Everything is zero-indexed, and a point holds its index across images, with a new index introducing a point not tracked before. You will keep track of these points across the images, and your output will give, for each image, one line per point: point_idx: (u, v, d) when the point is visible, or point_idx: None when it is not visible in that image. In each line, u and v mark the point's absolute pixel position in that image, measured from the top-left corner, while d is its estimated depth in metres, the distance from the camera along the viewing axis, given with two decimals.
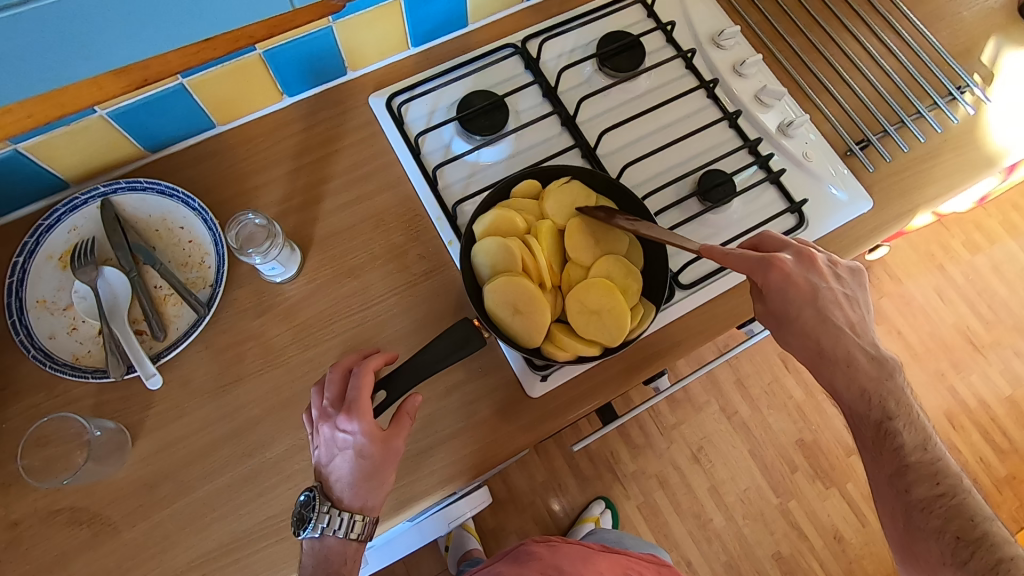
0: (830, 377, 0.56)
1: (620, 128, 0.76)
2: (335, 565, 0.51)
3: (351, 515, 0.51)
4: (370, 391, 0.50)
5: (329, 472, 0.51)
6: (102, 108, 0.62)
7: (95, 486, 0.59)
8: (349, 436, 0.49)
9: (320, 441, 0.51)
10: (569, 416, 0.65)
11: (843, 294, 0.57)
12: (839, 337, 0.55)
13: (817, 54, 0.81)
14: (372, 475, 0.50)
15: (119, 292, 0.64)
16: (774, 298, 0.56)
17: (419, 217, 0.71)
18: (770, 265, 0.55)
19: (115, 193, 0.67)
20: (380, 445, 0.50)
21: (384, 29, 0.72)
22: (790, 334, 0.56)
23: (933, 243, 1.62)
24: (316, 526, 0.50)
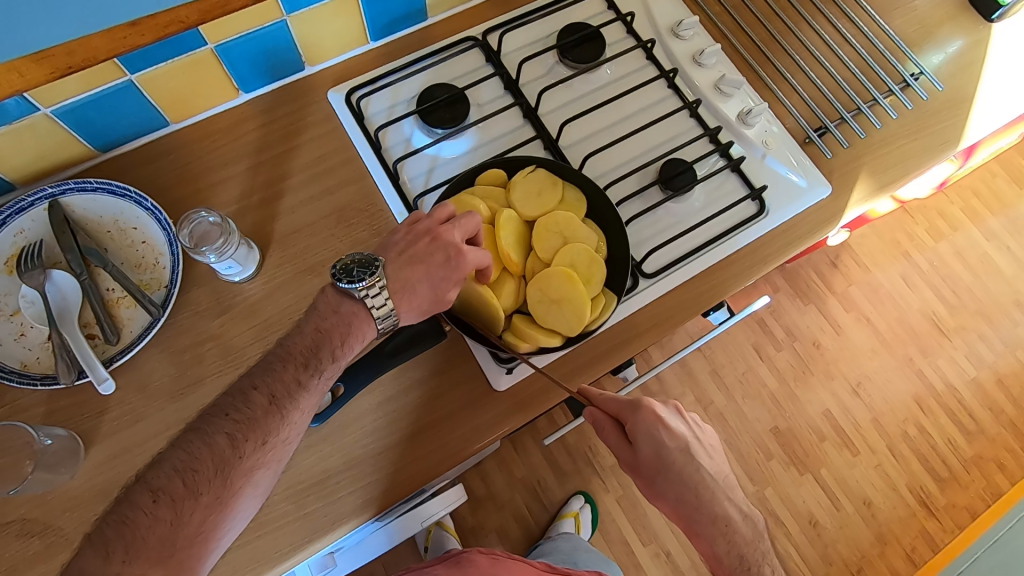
0: (671, 483, 0.63)
1: (581, 120, 0.76)
2: (350, 337, 0.53)
3: (393, 310, 0.55)
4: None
5: (406, 262, 0.55)
6: (29, 95, 0.57)
7: (47, 496, 0.57)
8: (455, 259, 0.55)
9: (420, 245, 0.56)
10: (539, 410, 0.65)
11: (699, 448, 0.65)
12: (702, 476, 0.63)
13: (774, 43, 0.82)
14: (428, 298, 0.56)
15: (69, 295, 0.61)
16: (646, 441, 0.62)
17: (381, 212, 0.70)
18: (642, 409, 0.62)
19: (64, 194, 0.64)
20: (456, 282, 0.56)
21: (340, 23, 0.71)
22: (667, 484, 0.63)
23: (898, 231, 1.66)
24: (364, 289, 0.53)
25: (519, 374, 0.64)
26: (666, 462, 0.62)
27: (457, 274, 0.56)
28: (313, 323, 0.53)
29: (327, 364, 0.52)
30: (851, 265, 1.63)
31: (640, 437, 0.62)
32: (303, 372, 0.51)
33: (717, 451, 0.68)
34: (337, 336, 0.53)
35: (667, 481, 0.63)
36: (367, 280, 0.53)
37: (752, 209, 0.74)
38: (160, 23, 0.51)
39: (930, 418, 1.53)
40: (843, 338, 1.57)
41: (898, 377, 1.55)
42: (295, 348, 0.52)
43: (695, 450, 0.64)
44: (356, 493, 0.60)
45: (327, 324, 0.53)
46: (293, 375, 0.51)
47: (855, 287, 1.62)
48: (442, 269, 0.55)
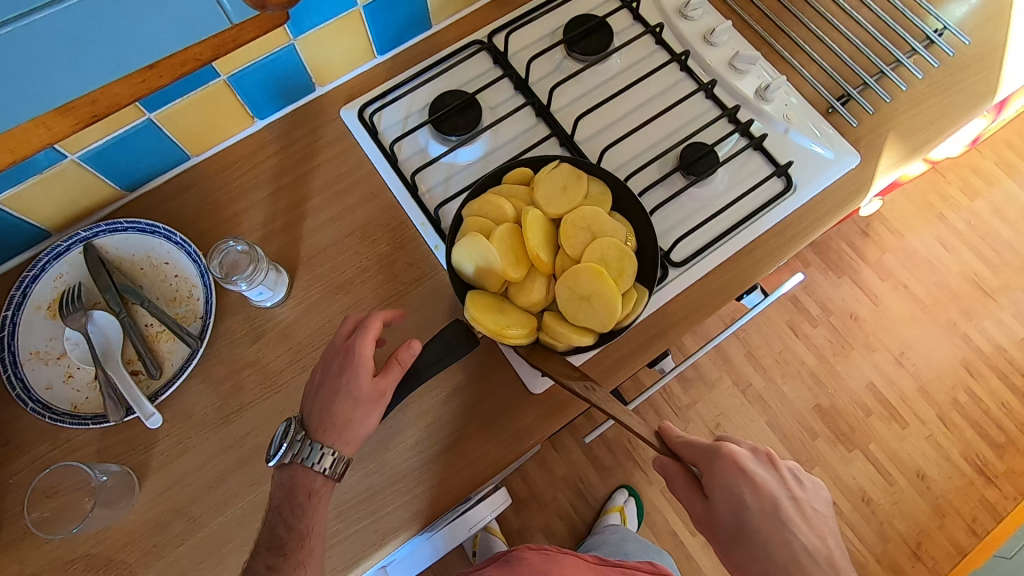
0: (750, 554, 0.54)
1: (595, 113, 0.75)
2: (299, 497, 0.54)
3: (322, 449, 0.55)
4: (375, 331, 0.57)
5: (313, 400, 0.57)
6: (60, 146, 0.60)
7: (106, 532, 0.59)
8: (343, 363, 0.56)
9: (321, 367, 0.58)
10: (573, 413, 0.64)
11: (798, 510, 0.56)
12: (793, 547, 0.53)
13: (787, 14, 0.80)
14: (350, 408, 0.55)
15: (110, 334, 0.63)
16: (722, 493, 0.56)
17: (403, 225, 0.71)
18: (717, 454, 0.57)
19: (96, 236, 0.66)
20: (366, 378, 0.55)
21: (347, 40, 0.72)
22: (748, 554, 0.54)
23: (929, 192, 1.60)
24: (287, 454, 0.55)
25: None
26: (748, 527, 0.54)
27: (352, 371, 0.55)
28: (270, 504, 0.55)
29: (287, 538, 0.53)
30: (884, 232, 1.58)
31: (712, 484, 0.56)
32: (270, 556, 0.53)
33: (828, 520, 0.58)
34: (286, 504, 0.54)
35: (747, 550, 0.54)
36: (284, 445, 0.55)
37: (778, 186, 0.72)
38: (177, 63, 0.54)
39: (980, 383, 1.47)
40: (881, 308, 1.53)
41: (943, 343, 1.50)
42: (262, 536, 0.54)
43: (792, 512, 0.55)
44: (402, 508, 0.60)
45: (277, 500, 0.55)
46: (264, 561, 0.53)
47: (889, 254, 1.57)
48: (340, 378, 0.55)
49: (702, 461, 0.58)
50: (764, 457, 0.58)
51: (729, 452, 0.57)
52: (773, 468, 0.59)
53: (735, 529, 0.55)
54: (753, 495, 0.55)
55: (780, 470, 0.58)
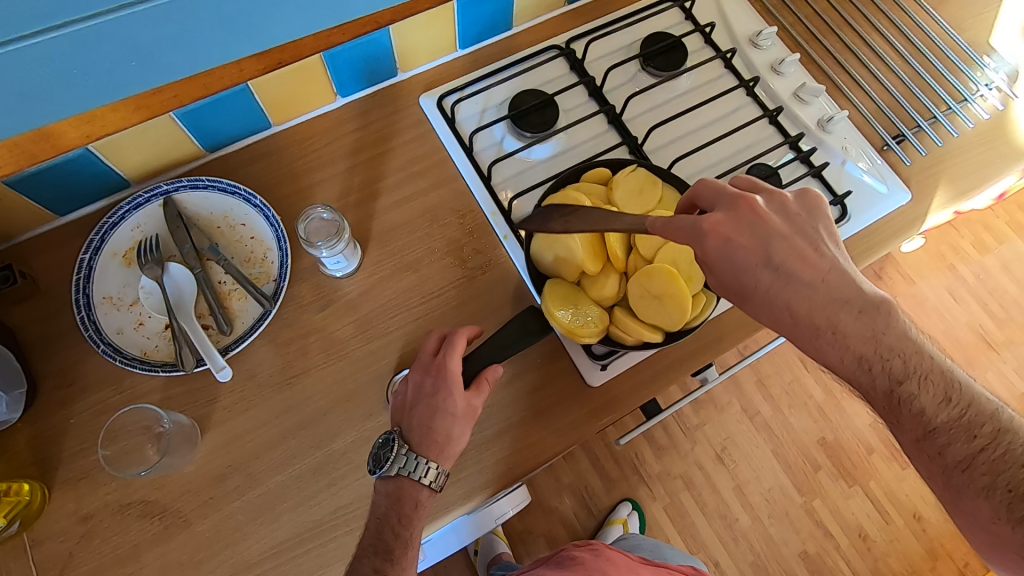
0: (820, 351, 0.52)
1: (664, 126, 0.78)
2: (406, 507, 0.55)
3: (426, 462, 0.55)
4: (462, 349, 0.58)
5: (409, 415, 0.57)
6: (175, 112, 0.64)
7: (166, 480, 0.60)
8: (436, 381, 0.57)
9: (413, 384, 0.58)
10: (629, 407, 0.66)
11: (798, 236, 0.53)
12: (814, 301, 0.51)
13: (850, 55, 0.84)
14: (448, 424, 0.56)
15: (185, 288, 0.64)
16: (724, 265, 0.53)
17: (473, 212, 0.73)
18: (734, 209, 0.53)
19: (177, 191, 0.67)
20: (462, 397, 0.57)
21: (435, 31, 0.74)
22: (755, 302, 0.53)
23: (943, 244, 1.66)
24: (392, 465, 0.55)
25: (613, 370, 0.65)
26: (755, 284, 0.53)
27: (448, 391, 0.56)
28: (372, 514, 0.56)
29: (394, 544, 0.54)
30: (896, 278, 1.64)
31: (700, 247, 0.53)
32: (376, 560, 0.53)
33: (824, 233, 0.53)
34: (393, 513, 0.55)
35: (755, 305, 0.53)
36: (389, 459, 0.56)
37: (834, 214, 0.75)
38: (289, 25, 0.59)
39: None
40: None
41: None
42: (365, 541, 0.54)
43: (786, 257, 0.52)
44: (457, 484, 0.62)
45: (382, 508, 0.55)
46: (370, 565, 0.53)
47: (900, 299, 1.63)
48: (436, 397, 0.57)
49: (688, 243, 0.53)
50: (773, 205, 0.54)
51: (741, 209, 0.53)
52: (750, 211, 0.53)
53: (745, 295, 0.54)
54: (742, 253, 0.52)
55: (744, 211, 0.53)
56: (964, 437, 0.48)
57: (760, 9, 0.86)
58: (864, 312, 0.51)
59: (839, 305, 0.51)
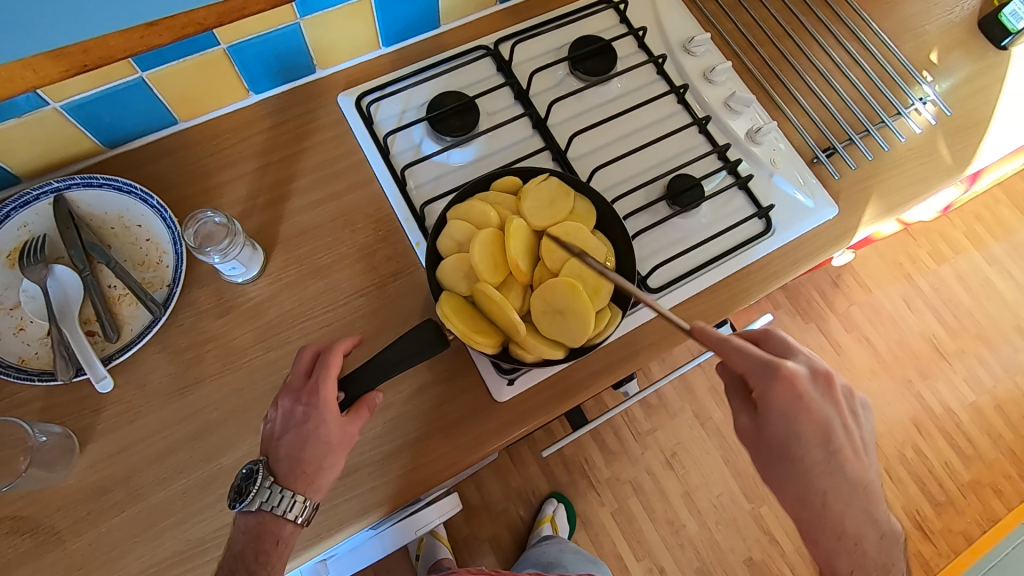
0: (832, 554, 0.56)
1: (590, 132, 0.76)
2: (265, 544, 0.53)
3: (291, 496, 0.54)
4: (337, 372, 0.55)
5: (279, 443, 0.55)
6: (43, 91, 0.57)
7: (41, 494, 0.56)
8: (308, 408, 0.54)
9: (282, 410, 0.56)
10: (579, 398, 0.65)
11: (858, 439, 0.57)
12: (846, 498, 0.55)
13: (787, 64, 0.82)
14: (320, 453, 0.54)
15: (71, 291, 0.61)
16: (783, 421, 0.54)
17: (388, 217, 0.70)
18: (777, 376, 0.53)
19: (69, 189, 0.64)
20: (336, 424, 0.55)
21: (354, 27, 0.71)
22: (785, 471, 0.55)
23: (900, 253, 1.67)
24: (253, 501, 0.53)
25: (521, 385, 0.64)
26: (791, 450, 0.55)
27: (320, 419, 0.54)
28: (230, 549, 0.54)
29: None
30: (854, 286, 1.64)
31: (767, 403, 0.54)
32: None
33: (869, 441, 0.58)
34: (250, 551, 0.53)
35: (786, 470, 0.55)
36: (250, 493, 0.53)
37: (758, 227, 0.74)
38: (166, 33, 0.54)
39: (926, 441, 1.54)
40: (843, 358, 1.59)
41: (896, 399, 1.57)
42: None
43: (844, 446, 0.54)
44: (352, 499, 0.60)
45: (240, 544, 0.53)
46: None
47: (856, 307, 1.63)
48: (306, 425, 0.54)
49: (757, 385, 0.54)
50: (822, 377, 0.55)
51: (790, 373, 0.53)
52: (828, 386, 0.55)
53: (775, 458, 0.56)
54: (807, 423, 0.53)
55: (834, 392, 0.55)
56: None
57: (697, 14, 0.83)
58: (886, 535, 0.57)
59: (847, 511, 0.55)
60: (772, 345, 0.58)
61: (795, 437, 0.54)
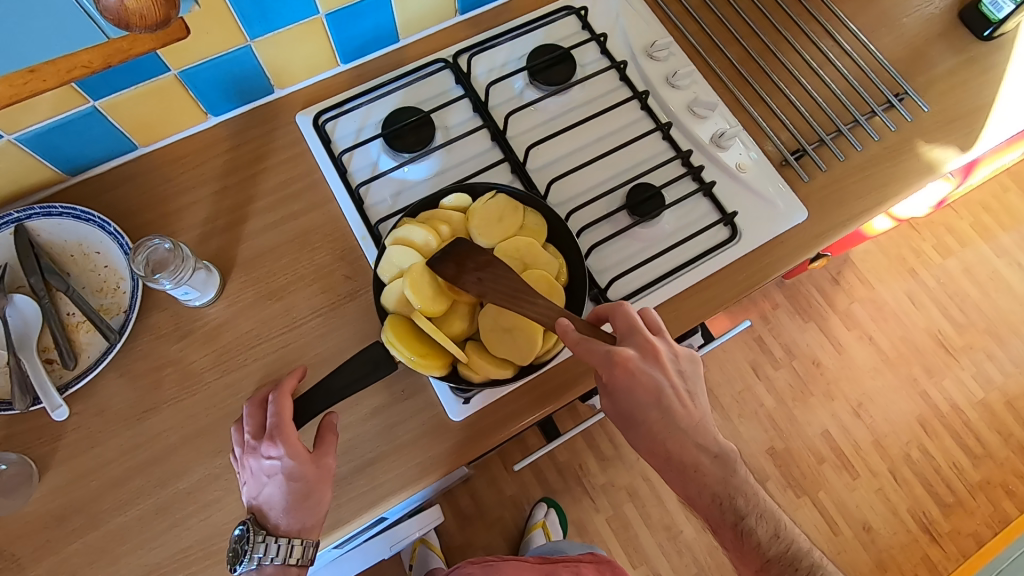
0: (684, 484, 0.59)
1: (550, 142, 0.75)
2: None
3: (288, 543, 0.54)
4: (289, 414, 0.55)
5: (262, 498, 0.55)
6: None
7: (1, 522, 0.57)
8: (273, 458, 0.54)
9: (252, 471, 0.55)
10: (574, 394, 0.66)
11: (681, 391, 0.58)
12: (680, 441, 0.58)
13: (755, 65, 0.80)
14: (306, 496, 0.54)
15: (30, 319, 0.62)
16: (623, 396, 0.57)
17: (345, 236, 0.70)
18: (614, 364, 0.55)
19: (30, 219, 0.65)
20: (310, 464, 0.54)
21: (309, 47, 0.71)
22: (638, 432, 0.58)
23: (903, 247, 1.62)
24: (252, 560, 0.53)
25: (477, 404, 0.63)
26: (637, 421, 0.58)
27: (295, 468, 0.54)
28: None
29: None
30: (855, 282, 1.60)
31: (614, 387, 0.56)
32: None
33: (701, 393, 0.59)
34: None
35: (637, 432, 0.59)
36: (246, 552, 0.53)
37: (724, 234, 0.72)
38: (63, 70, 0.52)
39: (933, 440, 1.49)
40: (845, 357, 1.55)
41: (901, 398, 1.52)
42: None
43: (673, 403, 0.57)
44: None
45: None
46: None
47: (857, 304, 1.59)
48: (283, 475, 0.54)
49: (600, 368, 0.56)
50: (650, 353, 0.57)
51: (621, 357, 0.55)
52: (657, 360, 0.57)
53: (626, 425, 0.59)
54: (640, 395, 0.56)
55: (662, 363, 0.57)
56: (787, 568, 0.59)
57: (662, 17, 0.81)
58: (719, 457, 0.59)
59: (694, 450, 0.58)
60: (620, 319, 0.58)
61: (632, 398, 0.56)
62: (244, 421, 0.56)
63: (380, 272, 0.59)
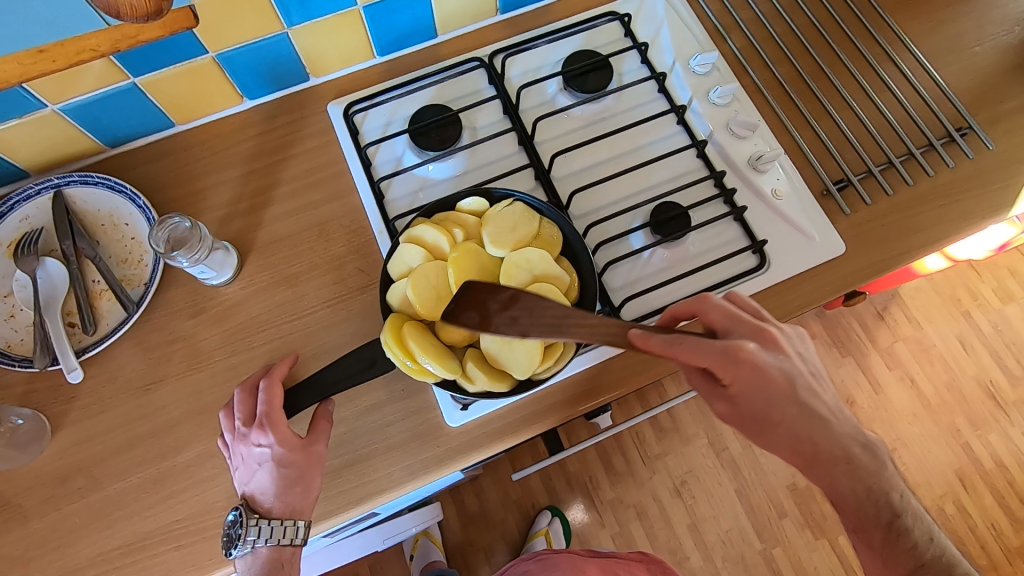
0: (833, 478, 0.56)
1: (578, 151, 0.73)
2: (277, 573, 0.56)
3: (282, 524, 0.55)
4: (280, 402, 0.57)
5: (255, 484, 0.56)
6: (29, 87, 0.59)
7: (11, 474, 0.60)
8: (264, 444, 0.55)
9: (244, 457, 0.56)
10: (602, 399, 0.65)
11: (810, 372, 0.57)
12: (829, 432, 0.55)
13: (805, 85, 0.75)
14: (298, 482, 0.55)
15: (58, 282, 0.64)
16: (755, 393, 0.54)
17: (362, 228, 0.70)
18: (734, 356, 0.53)
19: (68, 186, 0.68)
20: (302, 451, 0.56)
21: (344, 38, 0.71)
22: (775, 434, 0.55)
23: (959, 286, 1.52)
24: (245, 544, 0.54)
25: (475, 412, 0.62)
26: (768, 416, 0.55)
27: (288, 454, 0.55)
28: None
29: None
30: (901, 319, 1.51)
31: (738, 382, 0.54)
32: None
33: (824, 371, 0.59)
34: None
35: (772, 434, 0.56)
36: (239, 537, 0.54)
37: (751, 262, 0.69)
38: (72, 52, 0.54)
39: (971, 497, 1.40)
40: (882, 398, 1.46)
41: (940, 448, 1.43)
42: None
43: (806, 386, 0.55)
44: None
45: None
46: None
47: (902, 342, 1.50)
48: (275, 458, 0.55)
49: (716, 363, 0.52)
50: (768, 338, 0.55)
51: (744, 351, 0.53)
52: (772, 341, 0.56)
53: (760, 427, 0.56)
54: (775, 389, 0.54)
55: (779, 345, 0.56)
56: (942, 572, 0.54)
57: (710, 28, 0.78)
58: (869, 446, 0.56)
59: (839, 436, 0.55)
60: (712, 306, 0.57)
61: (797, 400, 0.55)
62: (234, 408, 0.58)
63: (387, 269, 0.59)
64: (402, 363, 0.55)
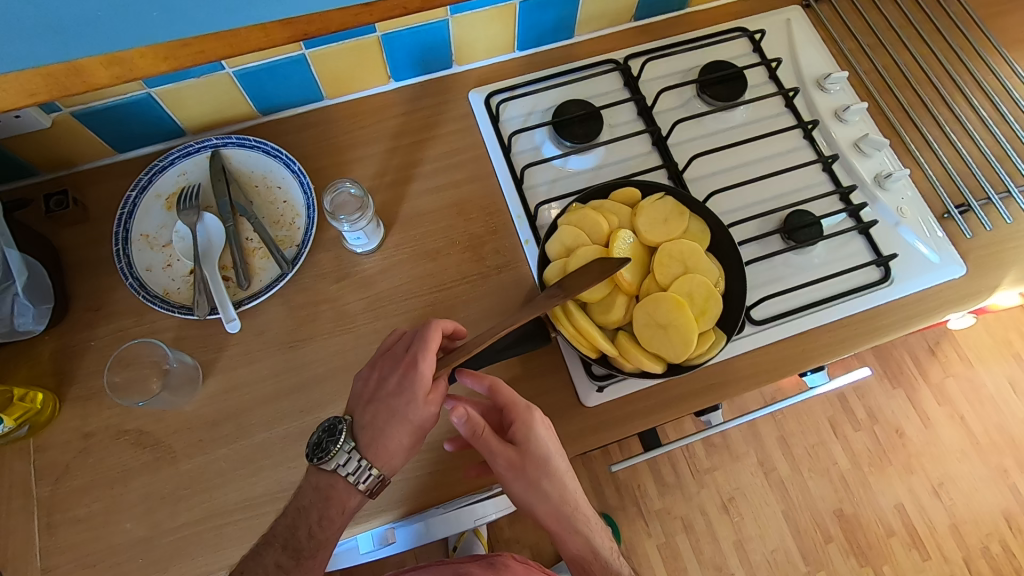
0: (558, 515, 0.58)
1: (710, 156, 0.75)
2: (332, 509, 0.56)
3: (368, 468, 0.56)
4: (433, 349, 0.55)
5: (364, 409, 0.57)
6: None
7: (165, 414, 0.63)
8: (404, 381, 0.55)
9: (376, 380, 0.57)
10: (726, 396, 0.68)
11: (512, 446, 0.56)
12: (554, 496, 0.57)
13: (925, 110, 0.78)
14: (401, 430, 0.56)
15: (214, 238, 0.67)
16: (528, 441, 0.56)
17: (499, 210, 0.73)
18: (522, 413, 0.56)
19: (225, 147, 0.71)
20: (422, 408, 0.55)
21: (495, 29, 0.74)
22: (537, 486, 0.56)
23: (1012, 328, 1.53)
24: (331, 462, 0.55)
25: (610, 394, 0.65)
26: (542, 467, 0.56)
27: (408, 397, 0.55)
28: (295, 502, 0.56)
29: (305, 543, 0.55)
30: (952, 356, 1.52)
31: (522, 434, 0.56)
32: (283, 554, 0.54)
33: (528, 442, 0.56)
34: (317, 511, 0.56)
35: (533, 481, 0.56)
36: (330, 452, 0.55)
37: (875, 275, 0.71)
38: None
39: (1016, 538, 1.40)
40: (930, 432, 1.47)
41: (988, 487, 1.44)
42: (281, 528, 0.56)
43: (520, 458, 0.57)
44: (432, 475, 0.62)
45: (306, 502, 0.56)
46: (274, 558, 0.54)
47: (952, 379, 1.51)
48: (398, 399, 0.55)
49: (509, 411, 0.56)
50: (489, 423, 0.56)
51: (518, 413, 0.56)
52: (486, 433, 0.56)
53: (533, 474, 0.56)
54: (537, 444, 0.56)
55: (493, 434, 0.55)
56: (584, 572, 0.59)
57: (834, 51, 0.82)
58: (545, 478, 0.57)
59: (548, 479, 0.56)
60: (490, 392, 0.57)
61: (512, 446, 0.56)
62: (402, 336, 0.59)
63: (545, 249, 0.62)
64: (565, 334, 0.59)
